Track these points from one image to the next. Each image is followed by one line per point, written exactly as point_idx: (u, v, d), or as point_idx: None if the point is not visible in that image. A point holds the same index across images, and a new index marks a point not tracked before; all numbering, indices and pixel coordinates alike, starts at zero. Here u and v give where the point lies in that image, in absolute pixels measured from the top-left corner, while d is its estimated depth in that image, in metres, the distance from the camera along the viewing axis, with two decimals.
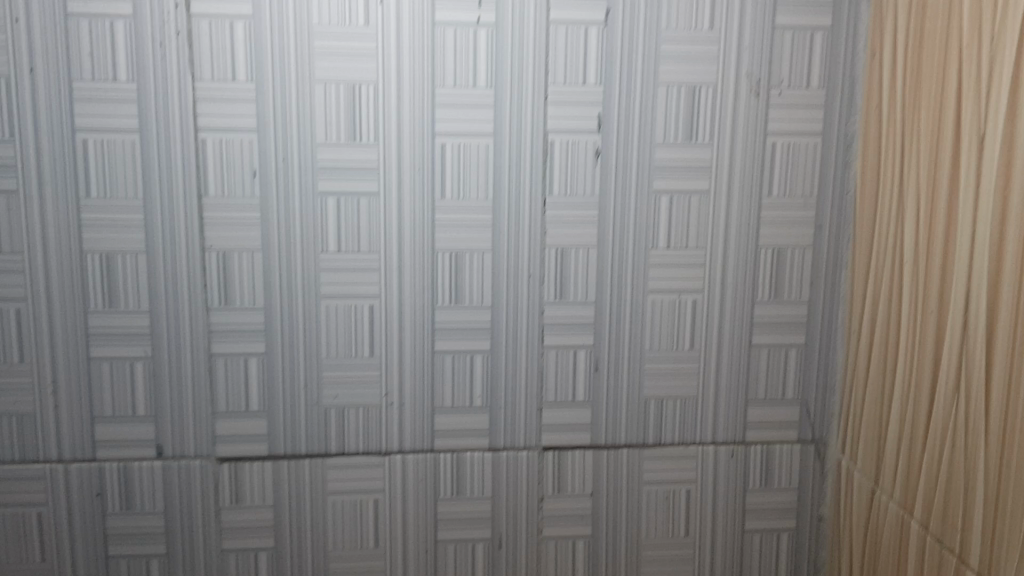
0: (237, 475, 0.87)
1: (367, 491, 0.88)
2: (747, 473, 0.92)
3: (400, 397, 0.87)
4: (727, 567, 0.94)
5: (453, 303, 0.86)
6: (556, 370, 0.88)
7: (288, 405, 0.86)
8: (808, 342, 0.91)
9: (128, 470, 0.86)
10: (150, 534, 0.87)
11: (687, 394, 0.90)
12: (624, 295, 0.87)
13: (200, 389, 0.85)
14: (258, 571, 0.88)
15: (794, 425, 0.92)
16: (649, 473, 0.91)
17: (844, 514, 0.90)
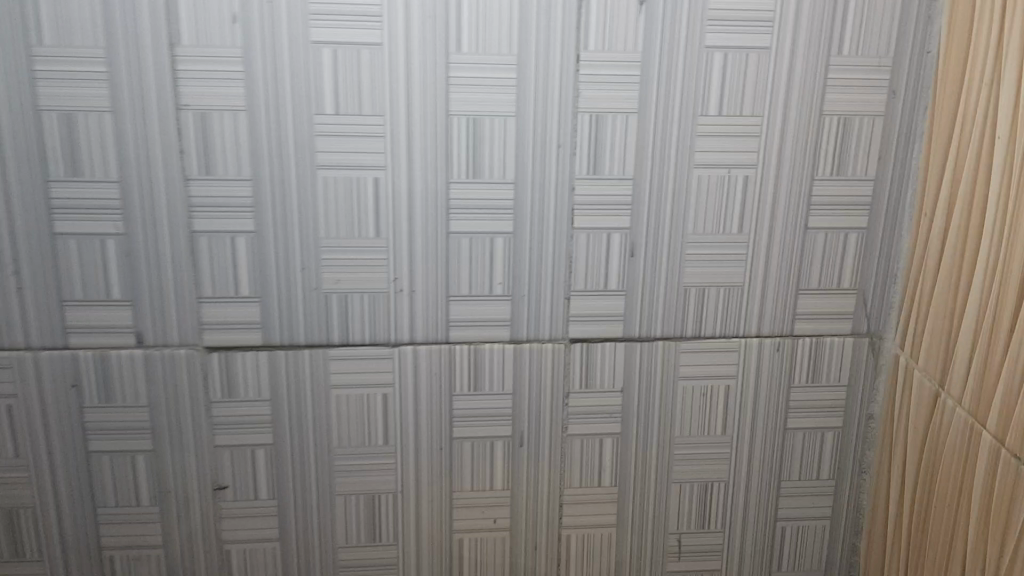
0: (228, 367, 0.77)
1: (374, 385, 0.79)
2: (793, 369, 0.83)
3: (410, 282, 0.77)
4: (766, 467, 0.86)
5: (470, 177, 0.74)
6: (586, 254, 0.77)
7: (284, 290, 0.76)
8: (872, 226, 0.80)
9: (105, 359, 0.76)
10: (134, 429, 0.79)
11: (732, 282, 0.80)
12: (666, 169, 0.76)
13: (183, 271, 0.75)
14: (256, 469, 0.81)
15: (848, 317, 0.83)
16: (686, 368, 0.82)
17: (900, 416, 0.81)
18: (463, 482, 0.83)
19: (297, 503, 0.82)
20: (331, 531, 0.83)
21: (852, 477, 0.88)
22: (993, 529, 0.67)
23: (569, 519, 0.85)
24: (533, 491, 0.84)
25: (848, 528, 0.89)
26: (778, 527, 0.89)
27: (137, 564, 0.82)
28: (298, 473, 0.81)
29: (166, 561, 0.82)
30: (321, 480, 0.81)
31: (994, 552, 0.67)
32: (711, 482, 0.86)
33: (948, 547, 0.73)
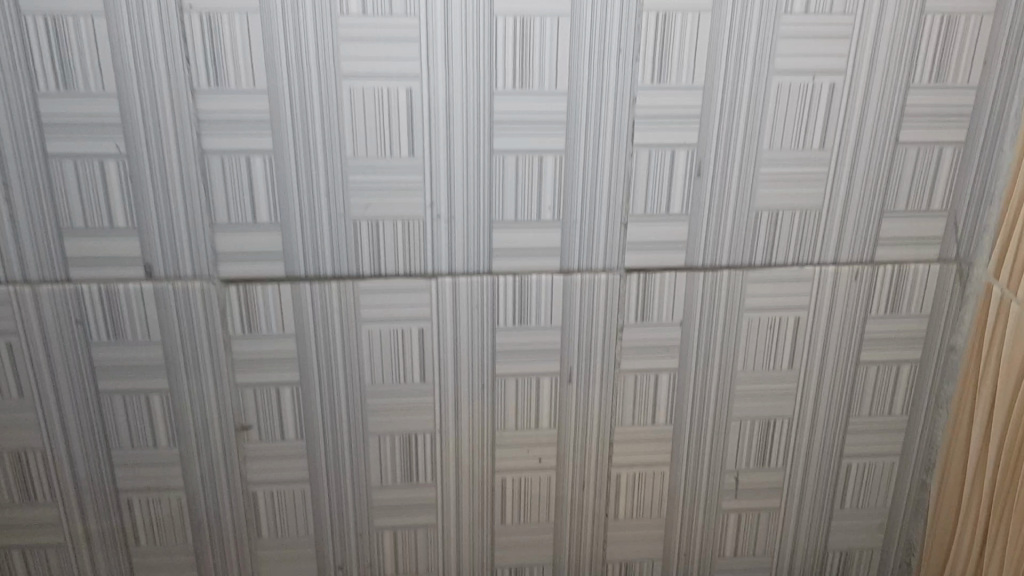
0: (248, 301, 0.70)
1: (409, 320, 0.71)
2: (871, 298, 0.75)
3: (449, 207, 0.68)
4: (835, 403, 0.79)
5: (517, 88, 0.65)
6: (647, 174, 0.69)
7: (307, 217, 0.68)
8: (971, 139, 0.70)
9: (111, 293, 0.69)
10: (148, 367, 0.72)
11: (809, 204, 0.71)
12: (741, 77, 0.66)
13: (194, 196, 0.67)
14: (282, 408, 0.74)
15: (936, 241, 0.74)
16: (753, 298, 0.74)
17: (989, 351, 0.73)
18: (506, 422, 0.76)
19: (327, 445, 0.76)
20: (364, 473, 0.77)
21: (926, 412, 0.81)
22: None
23: (619, 458, 0.79)
24: (582, 429, 0.77)
25: (919, 465, 0.83)
26: (843, 465, 0.82)
27: (158, 507, 0.77)
28: (328, 413, 0.75)
29: (189, 504, 0.77)
30: (352, 420, 0.75)
31: None
32: (773, 419, 0.79)
33: None
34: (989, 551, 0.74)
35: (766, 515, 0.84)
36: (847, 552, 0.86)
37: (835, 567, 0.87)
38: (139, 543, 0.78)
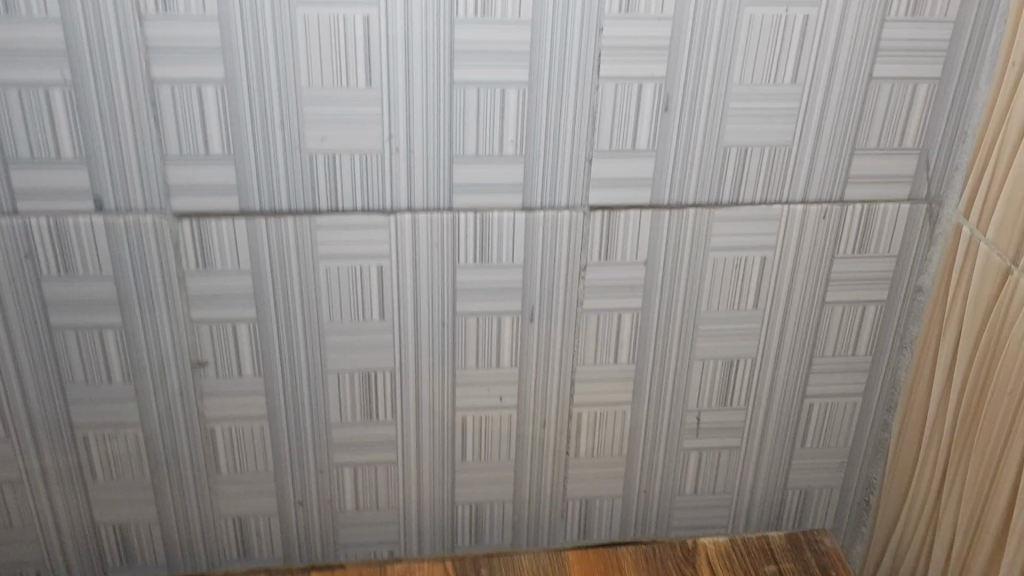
0: (202, 237, 0.68)
1: (368, 257, 0.70)
2: (838, 239, 0.74)
3: (408, 141, 0.66)
4: (798, 343, 0.79)
5: (479, 16, 0.62)
6: (613, 108, 0.67)
7: (262, 150, 0.65)
8: (946, 76, 0.68)
9: (60, 228, 0.66)
10: (100, 303, 0.70)
11: (779, 142, 0.69)
12: (713, 9, 0.64)
13: (144, 127, 0.64)
14: (239, 345, 0.73)
15: (906, 181, 0.73)
16: (719, 238, 0.73)
17: (956, 292, 0.73)
18: (467, 359, 0.76)
19: (286, 382, 0.75)
20: (324, 410, 0.76)
21: (890, 353, 0.81)
22: None
23: (581, 396, 0.79)
24: (544, 367, 0.77)
25: (880, 404, 0.83)
26: (805, 404, 0.82)
27: (115, 443, 0.76)
28: (286, 351, 0.73)
29: (145, 439, 0.76)
30: (311, 358, 0.74)
31: None
32: (737, 358, 0.79)
33: (1006, 438, 0.67)
34: (947, 488, 0.75)
35: (727, 453, 0.84)
36: (807, 490, 0.87)
37: (794, 504, 0.88)
38: (96, 479, 0.77)
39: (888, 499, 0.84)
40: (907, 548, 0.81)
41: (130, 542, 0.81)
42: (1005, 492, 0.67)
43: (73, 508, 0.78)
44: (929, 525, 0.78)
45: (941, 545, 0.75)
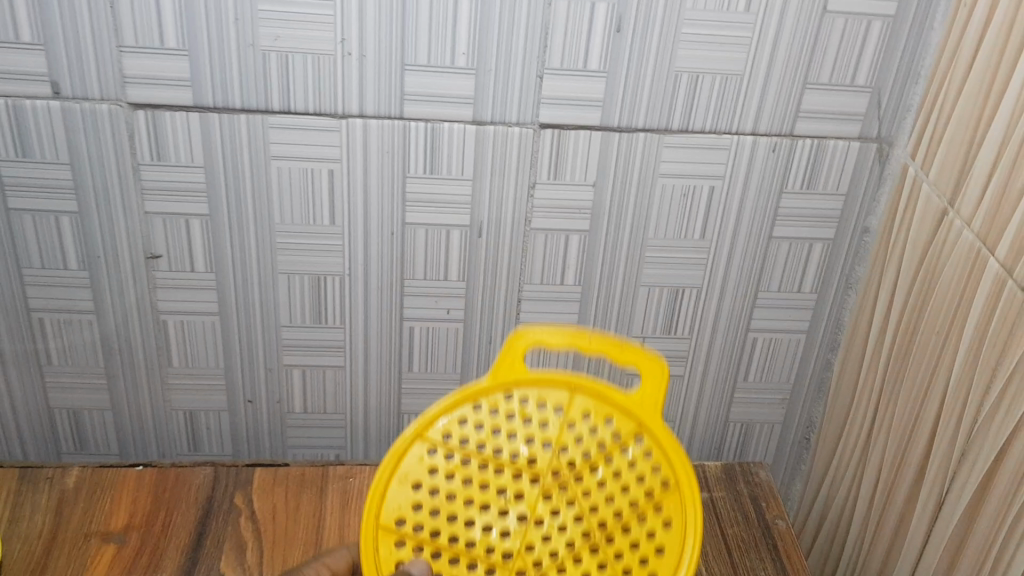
0: (156, 127, 0.69)
1: (319, 160, 0.71)
2: (787, 173, 0.75)
3: (360, 46, 0.67)
4: (744, 276, 0.80)
5: None
6: (565, 26, 0.67)
7: (216, 46, 0.66)
8: (900, 15, 0.69)
9: (18, 110, 0.68)
10: (56, 188, 0.72)
11: (730, 70, 0.70)
12: None
13: (100, 15, 0.65)
14: (192, 240, 0.75)
15: (858, 118, 0.73)
16: (668, 164, 0.74)
17: (898, 234, 0.74)
18: (415, 270, 0.77)
19: (236, 279, 0.77)
20: (274, 310, 0.79)
21: (836, 292, 0.82)
22: (981, 366, 0.61)
23: (527, 316, 0.81)
24: (491, 283, 0.79)
25: (824, 343, 0.85)
26: (749, 338, 0.84)
27: (71, 328, 0.78)
28: (237, 249, 0.75)
29: (100, 327, 0.79)
30: (262, 258, 0.76)
31: (978, 391, 0.61)
32: (682, 287, 0.80)
33: (930, 377, 0.68)
34: (877, 428, 0.76)
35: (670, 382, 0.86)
36: (748, 423, 0.90)
37: (735, 436, 0.91)
38: (52, 362, 0.80)
39: (825, 438, 0.86)
40: (838, 486, 0.82)
41: (84, 428, 0.84)
42: (926, 429, 0.68)
43: (29, 390, 0.82)
44: (858, 464, 0.79)
45: (867, 484, 0.77)
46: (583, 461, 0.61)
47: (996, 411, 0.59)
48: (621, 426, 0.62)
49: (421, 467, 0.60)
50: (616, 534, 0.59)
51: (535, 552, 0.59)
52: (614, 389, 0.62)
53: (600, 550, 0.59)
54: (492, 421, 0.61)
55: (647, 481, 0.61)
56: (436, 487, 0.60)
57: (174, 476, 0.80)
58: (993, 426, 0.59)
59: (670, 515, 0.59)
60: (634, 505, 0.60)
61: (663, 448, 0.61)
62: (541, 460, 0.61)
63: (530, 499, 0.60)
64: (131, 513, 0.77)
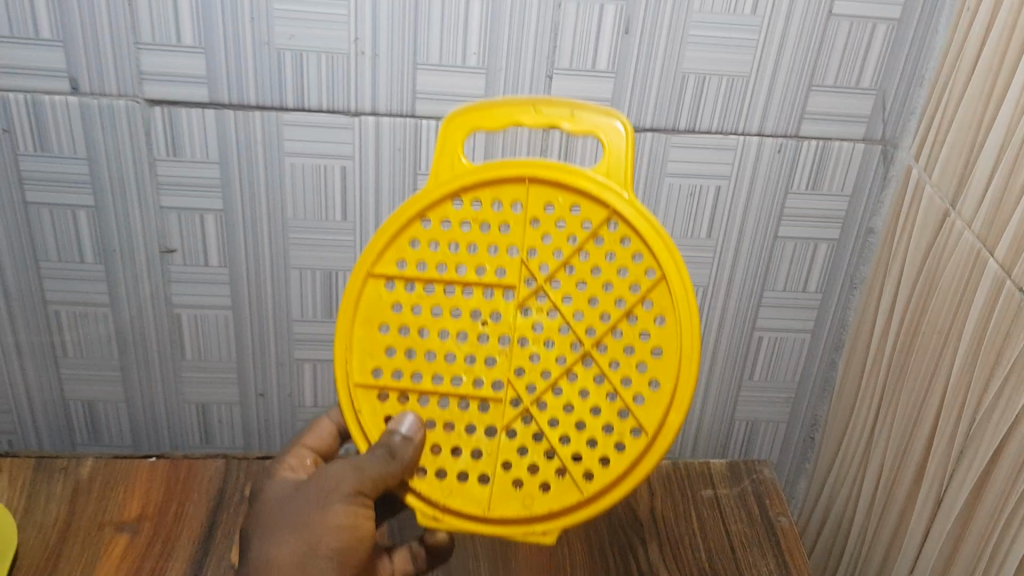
0: (172, 123, 0.71)
1: (332, 157, 0.73)
2: (793, 174, 0.76)
3: (373, 45, 0.68)
4: (750, 275, 0.81)
5: None
6: (575, 27, 0.68)
7: (231, 44, 0.68)
8: (905, 18, 0.70)
9: (38, 105, 0.69)
10: (74, 182, 0.73)
11: (736, 72, 0.71)
12: None
13: (118, 12, 0.66)
14: (206, 234, 0.76)
15: (863, 120, 0.74)
16: (675, 164, 0.75)
17: (902, 234, 0.74)
18: None
19: (249, 273, 0.78)
20: (286, 305, 0.80)
21: (841, 291, 0.83)
22: (980, 365, 0.62)
23: None
24: None
25: (828, 343, 0.85)
26: (755, 336, 0.85)
27: (86, 321, 0.80)
28: (250, 244, 0.77)
29: (115, 320, 0.80)
30: (275, 254, 0.77)
31: (977, 389, 0.62)
32: None
33: (931, 375, 0.68)
34: (879, 428, 0.77)
35: None
36: (754, 422, 0.91)
37: (741, 435, 0.92)
38: (67, 354, 0.82)
39: (829, 436, 0.87)
40: (841, 485, 0.83)
41: (98, 419, 0.86)
42: (927, 427, 0.69)
43: (44, 381, 0.83)
44: (861, 463, 0.80)
45: (869, 482, 0.78)
46: (554, 248, 0.62)
47: (994, 408, 0.60)
48: (591, 215, 0.61)
49: (386, 309, 0.63)
50: (609, 307, 0.62)
51: (528, 345, 0.64)
52: (566, 170, 0.60)
53: (594, 316, 0.62)
54: (452, 237, 0.62)
55: (628, 260, 0.61)
56: (406, 322, 0.63)
57: (186, 468, 0.82)
58: (991, 422, 0.60)
59: (656, 286, 0.60)
60: (620, 279, 0.61)
61: (632, 222, 0.60)
62: (510, 260, 0.62)
63: (506, 317, 0.63)
64: (143, 503, 0.78)
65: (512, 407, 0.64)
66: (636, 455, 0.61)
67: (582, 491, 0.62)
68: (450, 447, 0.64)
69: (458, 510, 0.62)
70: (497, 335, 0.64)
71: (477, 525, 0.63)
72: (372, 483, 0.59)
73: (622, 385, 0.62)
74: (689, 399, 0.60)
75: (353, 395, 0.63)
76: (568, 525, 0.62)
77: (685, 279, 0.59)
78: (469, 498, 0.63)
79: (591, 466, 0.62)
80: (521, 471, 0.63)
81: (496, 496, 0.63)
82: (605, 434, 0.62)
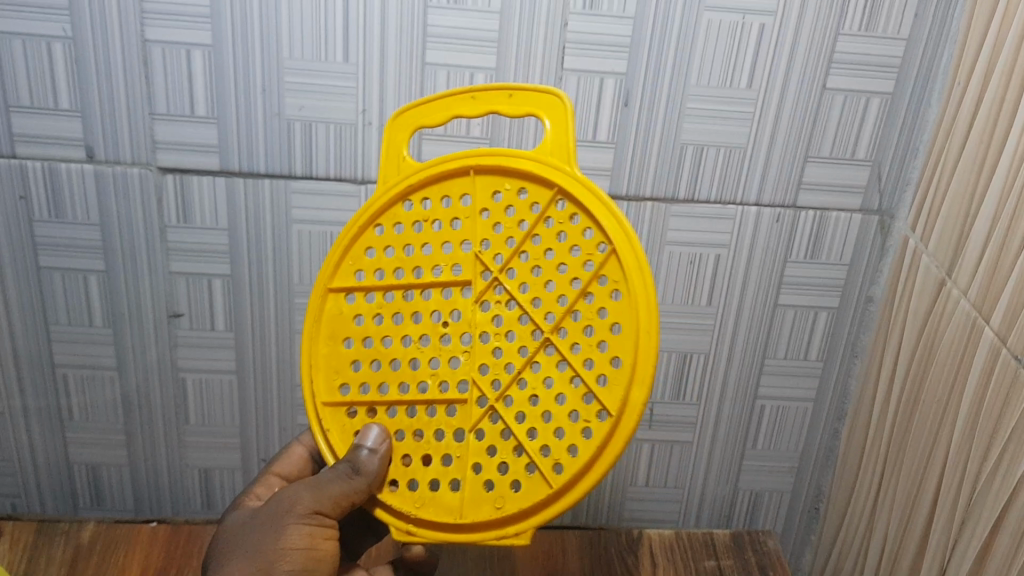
0: (183, 190, 0.72)
1: (338, 224, 0.74)
2: (791, 243, 0.77)
3: (380, 115, 0.70)
4: (751, 343, 0.82)
5: (451, 3, 0.66)
6: (576, 99, 0.70)
7: (243, 115, 0.70)
8: (898, 92, 0.71)
9: (54, 173, 0.71)
10: (86, 248, 0.75)
11: (734, 143, 0.73)
12: (672, 11, 0.67)
13: (135, 83, 0.68)
14: (213, 299, 0.77)
15: (859, 191, 0.75)
16: (675, 233, 0.76)
17: (900, 302, 0.75)
18: None
19: (255, 338, 0.79)
20: (291, 369, 0.81)
21: (842, 360, 0.83)
22: (979, 432, 0.62)
23: None
24: None
25: (831, 411, 0.85)
26: (757, 405, 0.85)
27: (93, 384, 0.81)
28: (257, 309, 0.78)
29: (121, 384, 0.81)
30: (281, 319, 0.78)
31: (977, 456, 0.62)
32: (690, 353, 0.82)
33: (932, 444, 0.68)
34: (882, 498, 0.76)
35: (679, 448, 0.87)
36: (757, 492, 0.90)
37: (745, 505, 0.91)
38: (73, 417, 0.82)
39: (833, 507, 0.86)
40: (846, 556, 0.82)
41: (102, 483, 0.86)
42: (929, 497, 0.68)
43: (49, 445, 0.84)
44: (865, 533, 0.79)
45: (873, 553, 0.77)
46: (507, 238, 0.60)
47: (995, 476, 0.60)
48: (538, 198, 0.59)
49: (347, 322, 0.63)
50: (564, 289, 0.59)
51: (489, 340, 0.61)
52: (504, 157, 0.59)
53: (552, 297, 0.59)
54: (410, 240, 0.62)
55: (578, 238, 0.58)
56: (368, 332, 0.63)
57: (187, 533, 0.82)
58: (991, 491, 0.60)
59: (607, 260, 0.57)
60: (572, 258, 0.59)
61: (577, 196, 0.58)
62: (464, 257, 0.61)
63: (465, 315, 0.62)
64: (143, 568, 0.78)
65: (479, 406, 0.61)
66: (602, 438, 0.56)
67: (552, 484, 0.57)
68: (419, 456, 0.62)
69: (429, 517, 0.60)
70: (458, 333, 0.62)
71: (449, 533, 0.60)
72: (329, 501, 0.59)
73: (585, 367, 0.58)
74: (651, 372, 0.55)
75: (320, 413, 0.63)
76: (545, 523, 0.58)
77: (634, 246, 0.56)
78: (440, 506, 0.60)
79: (558, 456, 0.58)
80: (492, 472, 0.60)
81: (467, 501, 0.59)
82: (571, 421, 0.58)
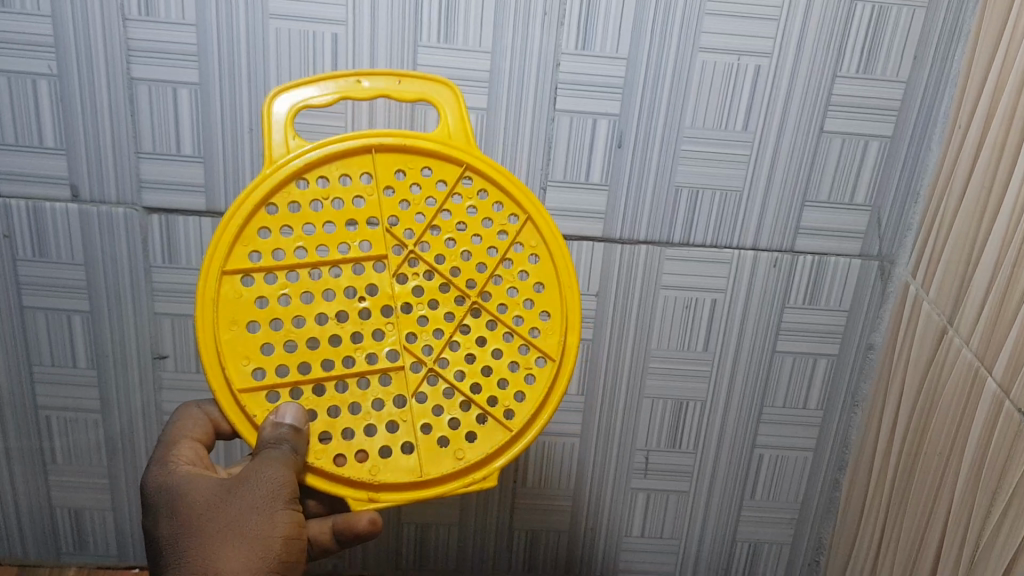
0: (169, 231, 0.71)
1: None
2: (789, 288, 0.75)
3: None
4: (748, 389, 0.80)
5: (441, 43, 0.66)
6: (568, 141, 0.69)
7: (230, 154, 0.69)
8: (897, 136, 0.70)
9: (38, 212, 0.70)
10: (71, 288, 0.74)
11: (729, 186, 0.71)
12: (667, 51, 0.66)
13: (120, 121, 0.68)
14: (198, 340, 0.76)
15: (858, 236, 0.74)
16: (669, 277, 0.75)
17: (900, 351, 0.73)
18: None
19: None
20: None
21: (842, 408, 0.81)
22: (983, 485, 0.59)
23: None
24: None
25: (831, 461, 0.83)
26: (756, 454, 0.83)
27: (76, 426, 0.79)
28: None
29: (105, 428, 0.79)
30: None
31: (981, 510, 0.60)
32: (686, 400, 0.80)
33: (934, 497, 0.66)
34: (883, 552, 0.73)
35: (675, 497, 0.85)
36: (756, 544, 0.88)
37: (743, 558, 0.89)
38: (56, 461, 0.81)
39: (834, 562, 0.84)
40: None
41: (84, 528, 0.84)
42: (931, 553, 0.66)
43: (31, 488, 0.82)
44: None
45: None
46: (381, 185, 0.58)
47: (998, 532, 0.57)
48: (431, 163, 0.59)
49: (249, 307, 0.56)
50: (493, 241, 0.59)
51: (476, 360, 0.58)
52: (388, 165, 0.58)
53: (431, 237, 0.59)
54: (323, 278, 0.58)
55: (489, 210, 0.60)
56: (264, 294, 0.56)
57: None
58: (995, 549, 0.58)
59: (543, 248, 0.59)
60: (474, 246, 0.59)
61: (482, 172, 0.59)
62: (372, 231, 0.58)
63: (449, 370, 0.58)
64: None
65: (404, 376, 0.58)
66: (547, 383, 0.58)
67: (508, 426, 0.57)
68: (353, 453, 0.56)
69: (391, 484, 0.55)
70: (338, 308, 0.58)
71: (412, 492, 0.55)
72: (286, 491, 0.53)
73: (517, 275, 0.59)
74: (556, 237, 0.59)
75: (239, 401, 0.55)
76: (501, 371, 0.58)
77: (544, 211, 0.59)
78: (398, 469, 0.55)
79: (526, 321, 0.59)
80: (440, 429, 0.57)
81: (425, 459, 0.56)
82: (511, 296, 0.59)
